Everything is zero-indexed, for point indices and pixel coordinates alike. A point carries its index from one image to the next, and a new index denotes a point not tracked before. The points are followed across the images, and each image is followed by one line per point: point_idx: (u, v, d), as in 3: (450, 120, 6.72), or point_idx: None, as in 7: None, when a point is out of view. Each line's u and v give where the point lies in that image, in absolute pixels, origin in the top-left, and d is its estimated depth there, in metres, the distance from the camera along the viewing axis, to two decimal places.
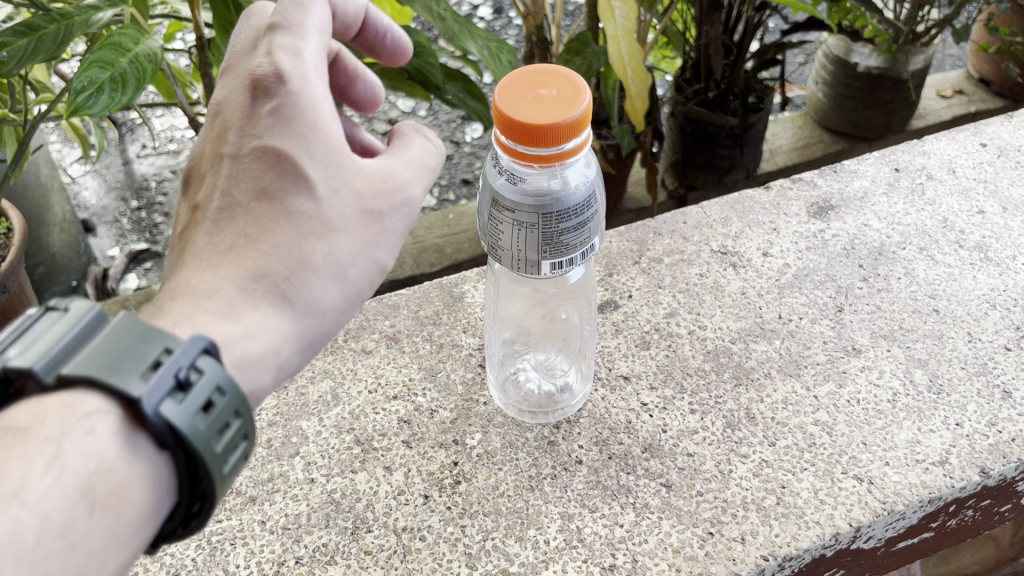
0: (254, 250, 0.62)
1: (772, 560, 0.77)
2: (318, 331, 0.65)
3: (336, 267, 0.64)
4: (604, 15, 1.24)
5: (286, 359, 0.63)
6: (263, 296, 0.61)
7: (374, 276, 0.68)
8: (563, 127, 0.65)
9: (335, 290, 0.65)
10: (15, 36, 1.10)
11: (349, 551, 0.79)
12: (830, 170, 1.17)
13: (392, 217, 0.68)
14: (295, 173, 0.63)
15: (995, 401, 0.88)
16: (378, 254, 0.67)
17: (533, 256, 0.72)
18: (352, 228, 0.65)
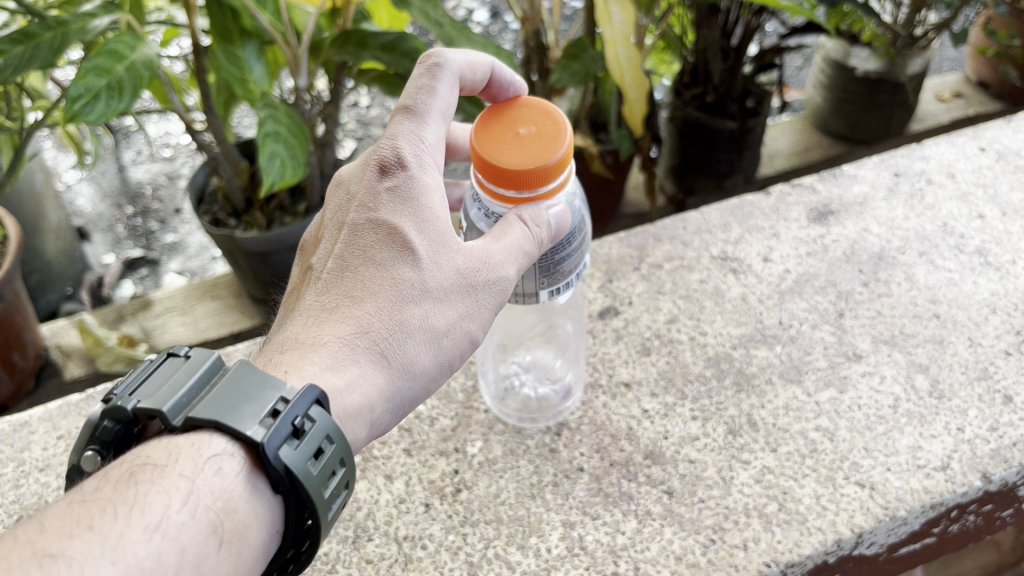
0: (360, 310, 0.64)
1: (774, 567, 0.76)
2: (407, 393, 0.66)
3: (433, 332, 0.65)
4: (602, 20, 1.24)
5: (379, 419, 0.64)
6: (362, 354, 0.63)
7: (466, 349, 0.68)
8: (542, 167, 0.65)
9: (428, 355, 0.65)
10: (11, 43, 1.10)
11: (350, 561, 0.79)
12: (829, 175, 1.18)
13: (492, 291, 0.67)
14: (402, 244, 0.66)
15: (996, 406, 0.88)
16: (475, 328, 0.68)
17: (530, 289, 0.72)
18: (452, 301, 0.66)
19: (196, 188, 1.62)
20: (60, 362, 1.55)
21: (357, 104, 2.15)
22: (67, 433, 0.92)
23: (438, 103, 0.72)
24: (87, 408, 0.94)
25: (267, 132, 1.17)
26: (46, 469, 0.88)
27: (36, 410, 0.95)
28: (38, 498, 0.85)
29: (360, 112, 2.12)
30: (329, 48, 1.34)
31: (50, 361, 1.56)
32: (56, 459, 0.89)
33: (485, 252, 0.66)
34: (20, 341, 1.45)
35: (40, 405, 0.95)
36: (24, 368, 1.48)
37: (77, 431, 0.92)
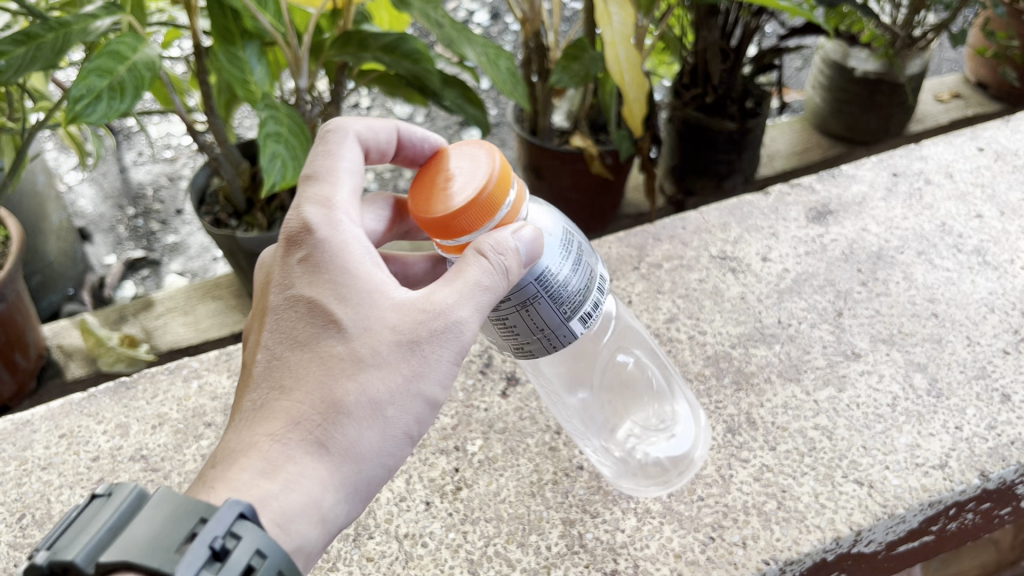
0: (289, 400, 0.60)
1: (773, 565, 0.76)
2: (360, 476, 0.61)
3: (375, 409, 0.60)
4: (601, 21, 1.24)
5: (334, 509, 0.59)
6: (300, 448, 0.59)
7: (423, 411, 0.63)
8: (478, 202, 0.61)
9: (373, 432, 0.60)
10: (13, 45, 1.10)
11: (351, 558, 0.79)
12: (828, 175, 1.19)
13: (439, 345, 0.62)
14: (324, 320, 0.61)
15: (994, 404, 0.88)
16: (428, 386, 0.62)
17: (556, 327, 0.66)
18: (392, 368, 0.61)
19: (197, 188, 1.62)
20: (61, 362, 1.56)
21: (358, 106, 2.15)
22: (69, 432, 0.92)
23: (347, 165, 0.69)
24: (89, 407, 0.95)
25: (268, 133, 1.17)
26: (49, 467, 0.89)
27: (39, 409, 0.95)
28: (40, 496, 0.86)
29: (361, 113, 2.13)
30: (330, 49, 1.34)
31: (51, 362, 1.56)
32: (58, 458, 0.89)
33: (424, 303, 0.62)
34: (22, 342, 1.46)
35: (42, 405, 0.95)
36: (26, 368, 1.48)
37: (79, 430, 0.92)
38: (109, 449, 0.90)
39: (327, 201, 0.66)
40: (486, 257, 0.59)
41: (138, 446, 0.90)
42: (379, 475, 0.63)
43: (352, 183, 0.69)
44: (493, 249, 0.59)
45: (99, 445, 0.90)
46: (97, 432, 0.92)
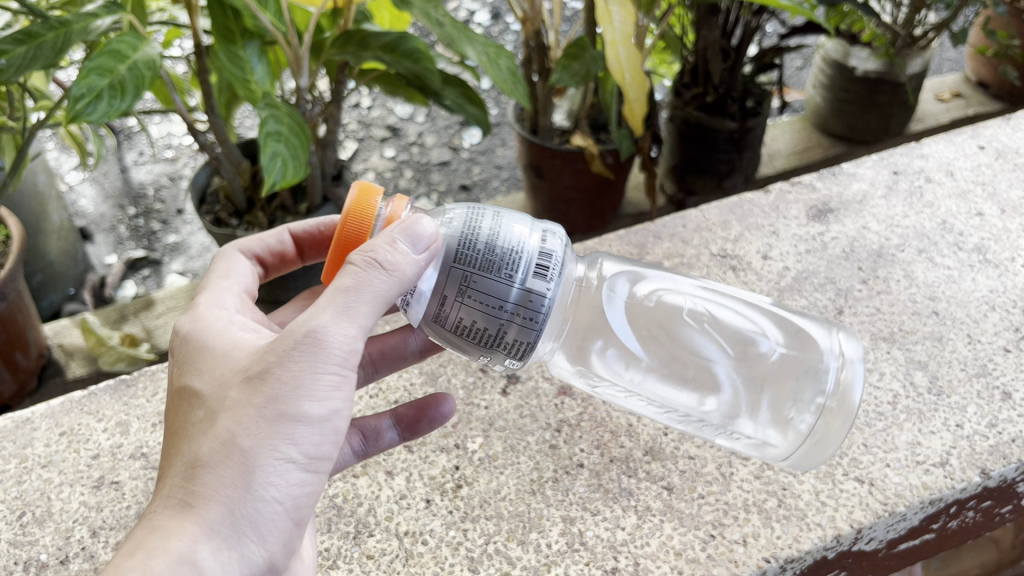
0: (165, 478, 0.61)
1: (773, 563, 0.76)
2: (237, 518, 0.59)
3: (233, 449, 0.59)
4: (602, 20, 1.24)
5: (213, 560, 0.57)
6: (166, 516, 0.58)
7: (297, 433, 0.60)
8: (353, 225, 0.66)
9: (237, 469, 0.59)
10: (13, 44, 1.10)
11: (352, 556, 0.79)
12: (829, 173, 1.19)
13: (296, 364, 0.60)
14: (188, 397, 0.64)
15: (995, 402, 0.88)
16: (294, 405, 0.60)
17: (508, 298, 0.65)
18: (244, 406, 0.60)
19: (198, 187, 1.62)
20: (61, 361, 1.56)
21: (358, 106, 2.15)
22: (69, 430, 0.92)
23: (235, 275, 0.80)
24: (90, 405, 0.95)
25: (268, 132, 1.17)
26: (49, 465, 0.89)
27: (39, 407, 0.95)
28: (41, 494, 0.86)
29: (361, 113, 2.13)
30: (330, 48, 1.34)
31: (52, 361, 1.56)
32: (58, 455, 0.90)
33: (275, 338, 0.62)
34: (23, 341, 1.46)
35: (43, 403, 0.95)
36: (26, 368, 1.48)
37: (80, 428, 0.92)
38: (110, 447, 0.90)
39: (198, 304, 0.73)
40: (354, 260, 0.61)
41: (138, 444, 0.90)
42: (269, 515, 0.60)
43: (245, 284, 0.81)
44: (388, 256, 0.60)
45: (99, 443, 0.90)
46: (97, 430, 0.92)
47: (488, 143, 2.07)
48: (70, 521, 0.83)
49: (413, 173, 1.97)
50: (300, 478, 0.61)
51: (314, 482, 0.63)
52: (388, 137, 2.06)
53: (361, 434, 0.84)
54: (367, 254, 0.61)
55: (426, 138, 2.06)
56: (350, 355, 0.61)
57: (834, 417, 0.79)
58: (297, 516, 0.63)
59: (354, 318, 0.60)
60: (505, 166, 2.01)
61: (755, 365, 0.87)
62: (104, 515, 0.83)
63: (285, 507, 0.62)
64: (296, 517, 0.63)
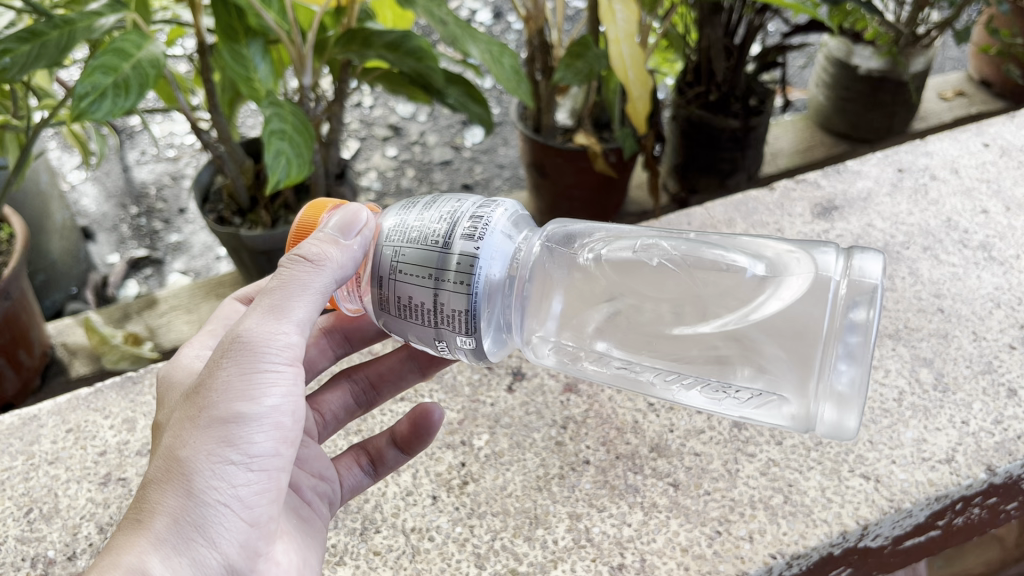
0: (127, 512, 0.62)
1: (780, 559, 0.76)
2: (184, 524, 0.58)
3: (172, 460, 0.60)
4: (606, 19, 1.25)
5: (163, 568, 0.56)
6: (116, 541, 0.58)
7: (231, 433, 0.60)
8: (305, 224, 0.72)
9: (177, 476, 0.59)
10: (18, 42, 1.10)
11: (358, 552, 0.79)
12: (833, 171, 1.20)
13: (227, 368, 0.62)
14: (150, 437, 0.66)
15: (1000, 399, 0.88)
16: (228, 406, 0.61)
17: (437, 264, 0.65)
18: (182, 421, 0.61)
19: (201, 186, 1.62)
20: (65, 360, 1.56)
21: (361, 105, 2.15)
22: (76, 427, 0.92)
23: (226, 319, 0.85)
24: (96, 402, 0.95)
25: (272, 130, 1.17)
26: (56, 462, 0.89)
27: (45, 404, 0.95)
28: (48, 491, 0.86)
29: (363, 112, 2.13)
30: (334, 46, 1.33)
31: (55, 359, 1.56)
32: (65, 452, 0.90)
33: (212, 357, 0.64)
34: (26, 339, 1.46)
35: (49, 400, 0.95)
36: (30, 366, 1.48)
37: (86, 425, 0.92)
38: (117, 444, 0.90)
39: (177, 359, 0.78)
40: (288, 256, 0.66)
41: (145, 441, 0.90)
42: (218, 519, 0.60)
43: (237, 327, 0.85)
44: (312, 249, 0.65)
45: (106, 440, 0.91)
46: (104, 427, 0.92)
47: (490, 142, 2.07)
48: (77, 517, 0.83)
49: (415, 172, 1.98)
50: (247, 478, 0.61)
51: (263, 484, 0.63)
52: (390, 136, 2.06)
53: (368, 454, 0.84)
54: (297, 254, 0.65)
55: (429, 136, 2.07)
56: (283, 349, 0.63)
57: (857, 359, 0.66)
58: (252, 521, 0.62)
59: (283, 314, 0.64)
60: (508, 164, 2.01)
61: (767, 308, 0.74)
62: (111, 512, 0.83)
63: (236, 511, 0.61)
64: (251, 521, 0.62)
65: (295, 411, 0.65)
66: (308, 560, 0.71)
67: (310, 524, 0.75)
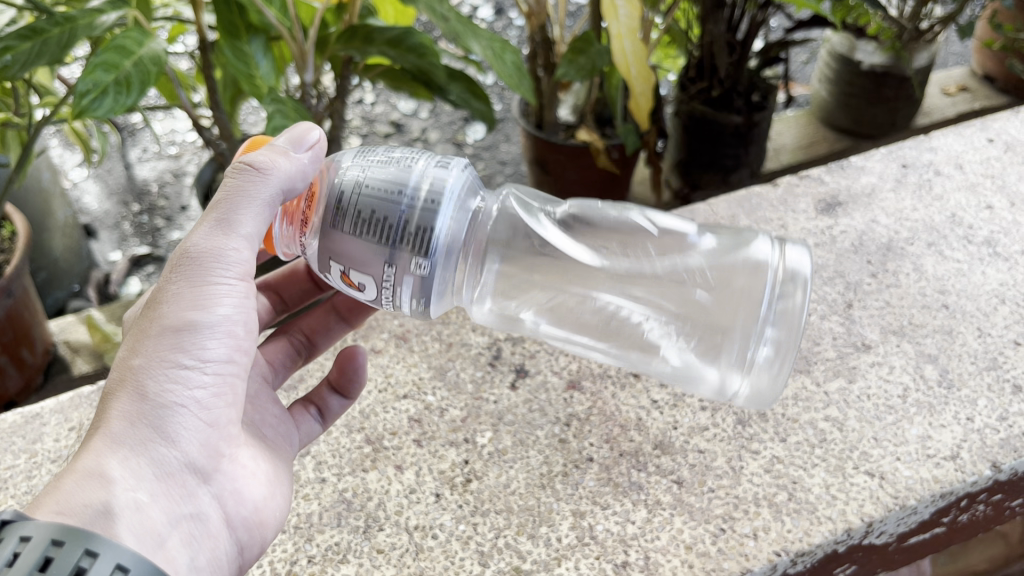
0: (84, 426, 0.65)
1: (785, 556, 0.76)
2: (143, 424, 0.61)
3: (127, 369, 0.62)
4: (608, 14, 1.23)
5: (122, 469, 0.59)
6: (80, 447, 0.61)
7: (184, 343, 0.63)
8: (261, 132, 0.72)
9: (132, 383, 0.61)
10: (19, 40, 1.09)
11: (361, 550, 0.79)
12: (837, 167, 1.20)
13: (176, 281, 0.64)
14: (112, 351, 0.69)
15: (1005, 395, 0.88)
16: (185, 313, 0.63)
17: (397, 222, 0.66)
18: (136, 336, 0.63)
19: (202, 183, 1.62)
20: (67, 358, 1.56)
21: (361, 101, 2.15)
22: (79, 425, 0.92)
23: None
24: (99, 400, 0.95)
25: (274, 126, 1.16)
26: (58, 460, 0.89)
27: (48, 402, 0.96)
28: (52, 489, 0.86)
29: (364, 108, 2.13)
30: (336, 43, 1.33)
31: (57, 357, 1.56)
32: (68, 450, 0.90)
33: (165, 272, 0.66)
34: (29, 337, 1.45)
35: (52, 398, 0.95)
36: (33, 364, 1.48)
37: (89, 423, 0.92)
38: None
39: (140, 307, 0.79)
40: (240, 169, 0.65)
41: None
42: (177, 419, 0.62)
43: None
44: (262, 158, 0.65)
45: None
46: None
47: (491, 138, 2.07)
48: None
49: None
50: (203, 381, 0.63)
51: (220, 386, 0.65)
52: (391, 132, 2.06)
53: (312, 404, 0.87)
54: (245, 163, 0.65)
55: (430, 132, 2.06)
56: (235, 263, 0.65)
57: (788, 328, 0.75)
58: (211, 420, 0.65)
59: (230, 228, 0.64)
60: (509, 161, 2.01)
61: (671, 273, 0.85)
62: None
63: (196, 411, 0.63)
64: (210, 421, 0.65)
65: (247, 319, 0.66)
66: (276, 468, 0.75)
67: (275, 447, 0.78)
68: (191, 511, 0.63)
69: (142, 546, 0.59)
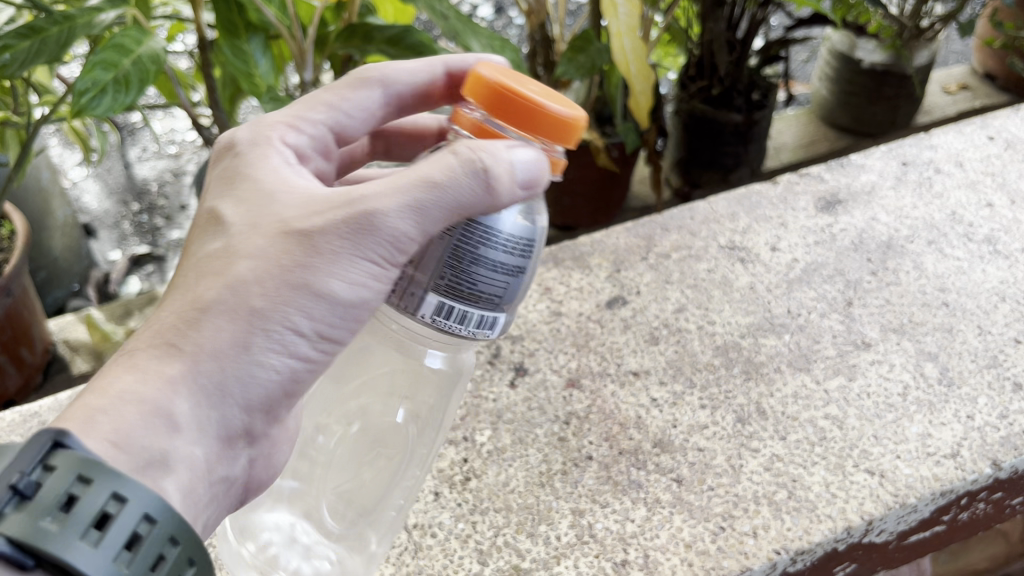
0: (159, 309, 0.58)
1: (784, 554, 0.76)
2: (225, 381, 0.56)
3: (243, 303, 0.55)
4: (608, 12, 1.23)
5: (190, 415, 0.56)
6: (153, 354, 0.55)
7: (310, 307, 0.57)
8: (564, 122, 0.56)
9: (243, 323, 0.56)
10: (18, 38, 1.09)
11: (360, 549, 0.79)
12: (837, 165, 1.20)
13: (342, 236, 0.55)
14: (213, 220, 0.59)
15: (1005, 393, 0.88)
16: (316, 275, 0.56)
17: (436, 290, 0.58)
18: (267, 262, 0.56)
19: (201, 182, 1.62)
20: (66, 357, 1.56)
21: None
22: None
23: (347, 105, 0.69)
24: None
25: None
26: None
27: (46, 401, 0.95)
28: None
29: None
30: (335, 41, 1.32)
31: (56, 356, 1.56)
32: None
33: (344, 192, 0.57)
34: (28, 336, 1.45)
35: (50, 397, 0.95)
36: (32, 363, 1.47)
37: None
38: None
39: (258, 118, 0.66)
40: (459, 156, 0.55)
41: None
42: (262, 382, 0.58)
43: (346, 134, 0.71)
44: (496, 160, 0.54)
45: None
46: None
47: None
48: None
49: None
50: (304, 353, 0.59)
51: (316, 364, 0.61)
52: None
53: None
54: (478, 163, 0.54)
55: None
56: (401, 242, 0.57)
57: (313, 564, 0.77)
58: (289, 392, 0.62)
59: (421, 215, 0.55)
60: None
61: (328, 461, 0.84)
62: None
63: (276, 384, 0.60)
64: (288, 392, 0.62)
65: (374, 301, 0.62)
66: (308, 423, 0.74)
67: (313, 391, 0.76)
68: (227, 474, 0.62)
69: (182, 505, 0.57)
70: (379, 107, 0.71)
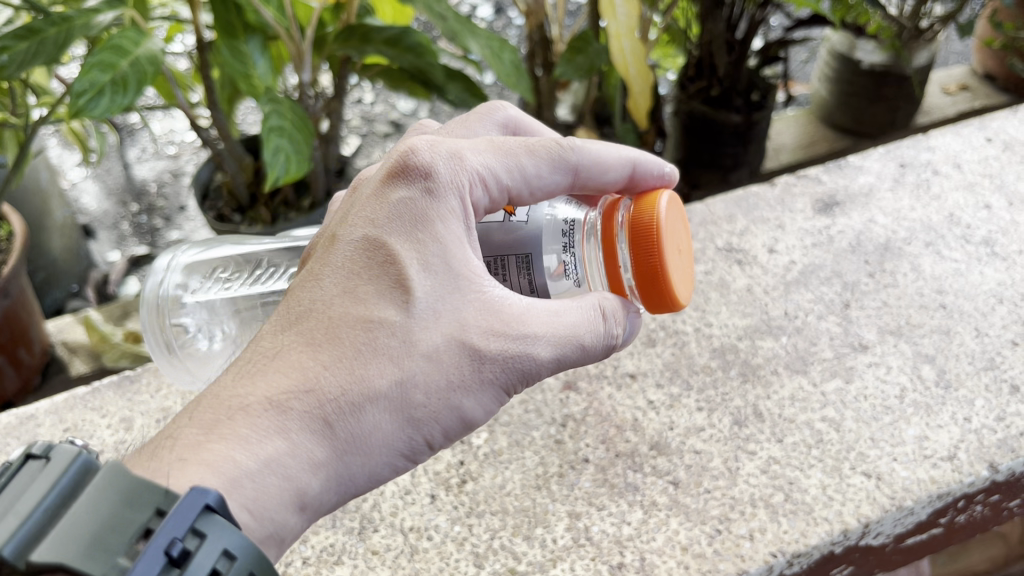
0: (321, 366, 0.58)
1: (780, 557, 0.76)
2: (358, 474, 0.59)
3: (406, 400, 0.59)
4: (606, 13, 1.22)
5: (317, 497, 0.58)
6: (308, 424, 0.57)
7: (454, 424, 0.61)
8: (668, 307, 0.66)
9: (400, 420, 0.59)
10: (15, 40, 1.08)
11: (356, 552, 0.79)
12: (835, 167, 1.20)
13: (500, 374, 0.61)
14: (392, 282, 0.60)
15: (1003, 396, 0.88)
16: (467, 400, 0.61)
17: None
18: (439, 370, 0.59)
19: (200, 183, 1.62)
20: (65, 358, 1.56)
21: (360, 101, 2.15)
22: (74, 426, 0.92)
23: (536, 180, 0.64)
24: (94, 401, 0.95)
25: (271, 126, 1.15)
26: None
27: (43, 403, 0.95)
28: None
29: (363, 108, 2.12)
30: (333, 42, 1.32)
31: (55, 358, 1.56)
32: None
33: (517, 315, 0.61)
34: (27, 338, 1.45)
35: (47, 399, 0.95)
36: (30, 364, 1.47)
37: (84, 424, 0.92)
38: (114, 442, 0.90)
39: (461, 150, 0.63)
40: (602, 322, 0.64)
41: (142, 440, 0.90)
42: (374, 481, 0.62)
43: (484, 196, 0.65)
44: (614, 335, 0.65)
45: (104, 439, 0.91)
46: (102, 426, 0.92)
47: None
48: None
49: None
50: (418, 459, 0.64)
51: None
52: (390, 132, 2.06)
53: None
54: (610, 339, 0.64)
55: None
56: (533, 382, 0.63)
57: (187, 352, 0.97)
58: None
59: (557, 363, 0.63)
60: None
61: None
62: None
63: (386, 480, 0.63)
64: None
65: None
66: None
67: None
68: None
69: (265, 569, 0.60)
70: (561, 190, 0.66)
